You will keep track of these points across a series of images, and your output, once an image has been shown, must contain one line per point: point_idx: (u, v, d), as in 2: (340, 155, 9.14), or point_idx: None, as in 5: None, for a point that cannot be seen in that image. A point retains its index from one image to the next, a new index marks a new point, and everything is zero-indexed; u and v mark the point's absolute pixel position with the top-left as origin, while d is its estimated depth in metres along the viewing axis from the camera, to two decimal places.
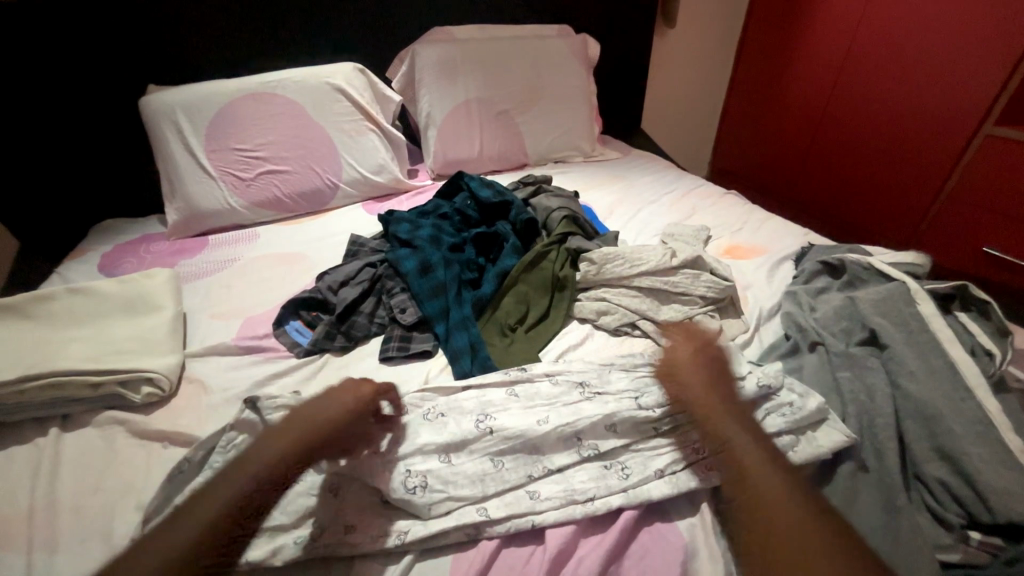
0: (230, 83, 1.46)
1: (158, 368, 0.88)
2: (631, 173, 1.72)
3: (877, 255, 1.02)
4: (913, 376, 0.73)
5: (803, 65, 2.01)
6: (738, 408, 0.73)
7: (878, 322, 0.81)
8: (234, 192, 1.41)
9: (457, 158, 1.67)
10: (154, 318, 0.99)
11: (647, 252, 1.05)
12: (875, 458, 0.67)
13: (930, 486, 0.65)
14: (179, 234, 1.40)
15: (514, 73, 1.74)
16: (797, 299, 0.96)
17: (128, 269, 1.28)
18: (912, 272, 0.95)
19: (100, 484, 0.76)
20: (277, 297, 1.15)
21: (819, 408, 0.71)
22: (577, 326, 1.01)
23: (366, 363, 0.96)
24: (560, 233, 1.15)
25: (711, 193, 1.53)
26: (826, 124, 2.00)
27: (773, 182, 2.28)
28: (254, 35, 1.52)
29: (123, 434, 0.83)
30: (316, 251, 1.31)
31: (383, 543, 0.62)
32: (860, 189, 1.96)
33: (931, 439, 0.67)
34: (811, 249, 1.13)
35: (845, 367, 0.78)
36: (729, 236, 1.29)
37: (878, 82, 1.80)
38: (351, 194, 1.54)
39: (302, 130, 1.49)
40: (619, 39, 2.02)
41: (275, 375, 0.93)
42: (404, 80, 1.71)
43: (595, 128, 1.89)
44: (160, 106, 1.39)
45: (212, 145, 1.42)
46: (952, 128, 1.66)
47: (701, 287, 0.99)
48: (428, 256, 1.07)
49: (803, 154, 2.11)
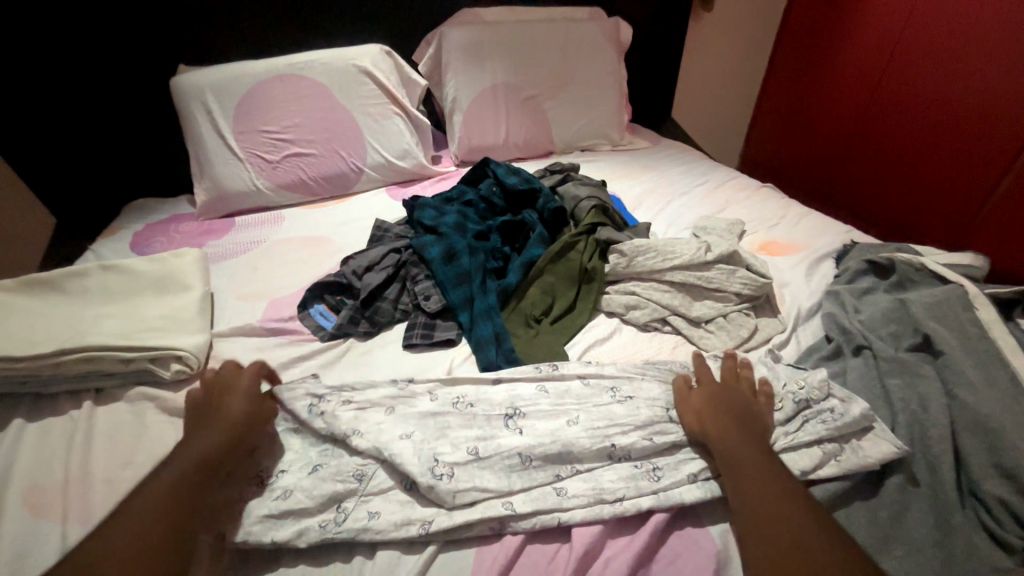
0: (259, 64, 1.45)
1: (187, 346, 0.89)
2: (661, 163, 1.66)
3: (929, 255, 0.96)
4: (971, 386, 0.68)
5: (848, 53, 1.90)
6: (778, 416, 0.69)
7: (933, 327, 0.76)
8: (261, 174, 1.42)
9: (483, 144, 1.64)
10: (183, 297, 1.01)
11: (680, 245, 1.01)
12: (927, 472, 0.64)
13: (989, 505, 0.60)
14: (207, 214, 1.41)
15: (543, 57, 1.69)
16: (840, 300, 0.91)
17: (158, 248, 1.30)
18: (969, 274, 0.89)
19: (131, 458, 0.77)
20: (301, 280, 1.15)
21: (865, 416, 0.66)
22: (604, 320, 0.98)
23: (389, 350, 0.95)
24: (589, 223, 1.12)
25: (746, 186, 1.47)
26: (870, 115, 1.89)
27: (809, 176, 2.18)
28: (282, 17, 1.51)
29: (153, 409, 0.85)
30: (340, 235, 1.31)
31: (407, 532, 0.62)
32: (905, 185, 1.86)
33: (991, 455, 0.63)
34: (855, 247, 1.07)
35: (895, 374, 0.74)
36: (765, 232, 1.23)
37: (932, 70, 1.68)
38: (376, 179, 1.53)
39: (328, 113, 1.48)
40: (652, 24, 1.95)
41: (300, 358, 0.93)
42: (431, 64, 1.68)
43: (624, 116, 1.83)
44: (191, 87, 1.39)
45: (240, 127, 1.42)
46: (1012, 122, 1.54)
47: (737, 284, 0.94)
48: (454, 243, 1.06)
49: (843, 146, 2.01)
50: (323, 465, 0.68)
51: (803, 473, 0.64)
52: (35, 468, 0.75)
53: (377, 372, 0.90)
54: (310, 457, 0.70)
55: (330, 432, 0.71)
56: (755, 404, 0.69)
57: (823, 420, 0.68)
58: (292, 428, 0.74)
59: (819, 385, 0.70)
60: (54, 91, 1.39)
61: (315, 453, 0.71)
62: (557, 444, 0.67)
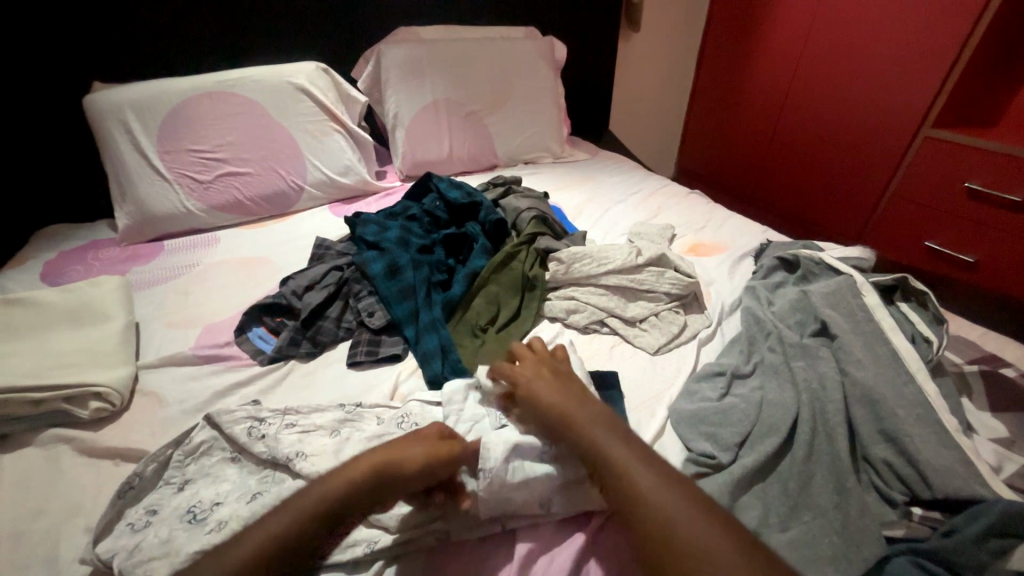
0: (185, 81, 1.40)
1: (109, 382, 0.83)
2: (600, 173, 1.74)
3: (829, 250, 1.08)
4: (860, 363, 0.78)
5: (759, 70, 2.09)
6: (696, 417, 0.78)
7: (828, 314, 0.86)
8: (191, 195, 1.35)
9: (426, 159, 1.65)
10: (104, 329, 0.94)
11: (614, 251, 1.07)
12: (828, 443, 0.71)
13: (877, 467, 0.69)
14: (131, 239, 1.33)
15: (482, 74, 1.73)
16: (756, 294, 1.01)
17: (73, 277, 1.21)
18: (860, 265, 1.02)
19: (42, 508, 0.71)
20: (239, 304, 1.10)
21: (771, 412, 0.75)
22: (547, 325, 1.01)
23: (333, 369, 0.94)
24: (529, 233, 1.16)
25: (676, 193, 1.57)
26: (783, 126, 2.08)
27: (735, 182, 2.37)
28: (209, 33, 1.46)
29: (70, 453, 0.78)
30: (281, 255, 1.27)
31: (351, 553, 0.61)
32: (815, 187, 2.05)
33: (877, 422, 0.72)
34: (770, 245, 1.19)
35: (800, 357, 0.83)
36: (694, 235, 1.33)
37: (828, 86, 1.89)
38: (317, 196, 1.50)
39: (263, 130, 1.44)
40: (585, 43, 2.06)
41: (239, 384, 0.90)
42: (370, 80, 1.69)
43: (564, 129, 1.91)
44: (108, 104, 1.31)
45: (166, 146, 1.35)
46: (896, 129, 1.75)
47: (666, 284, 1.01)
48: (397, 258, 1.06)
49: (762, 155, 2.20)
50: (260, 493, 0.67)
51: (721, 465, 0.70)
52: None
53: (321, 393, 0.88)
54: (249, 485, 0.69)
55: (271, 457, 0.70)
56: (676, 407, 0.80)
57: (715, 409, 0.78)
58: (229, 458, 0.73)
59: (724, 383, 0.82)
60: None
61: (254, 481, 0.69)
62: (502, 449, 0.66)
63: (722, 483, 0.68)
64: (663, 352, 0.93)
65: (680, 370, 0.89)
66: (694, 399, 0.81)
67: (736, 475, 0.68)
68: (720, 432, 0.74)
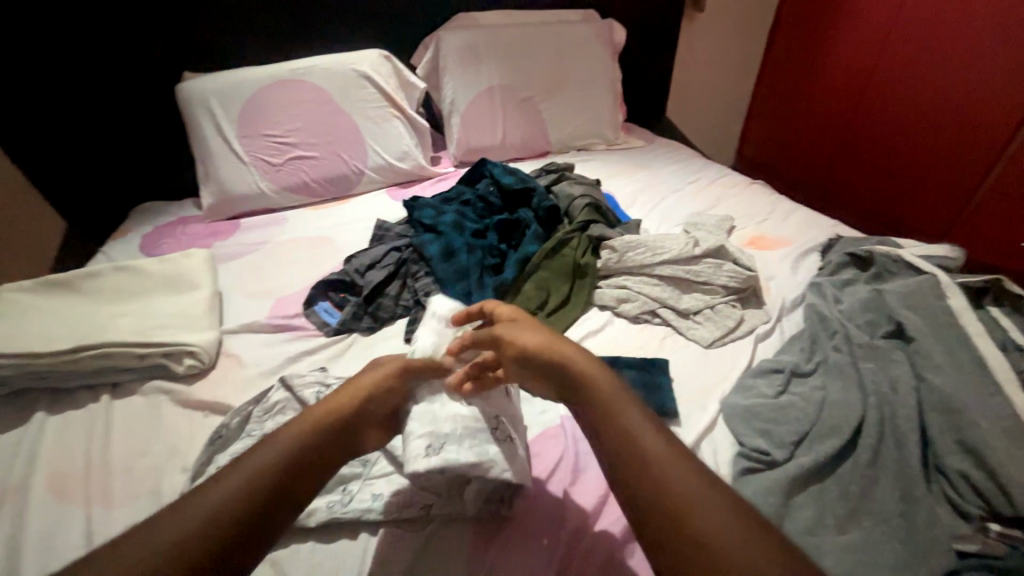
0: (262, 70, 1.50)
1: (199, 342, 0.94)
2: (656, 161, 1.70)
3: (908, 247, 1.00)
4: (938, 369, 0.73)
5: (838, 50, 1.93)
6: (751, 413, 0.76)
7: (905, 314, 0.81)
8: (265, 177, 1.46)
9: (480, 145, 1.68)
10: (194, 296, 1.05)
11: (669, 240, 1.05)
12: (897, 449, 0.68)
13: (951, 478, 0.65)
14: (214, 216, 1.45)
15: (538, 60, 1.72)
16: (821, 291, 0.96)
17: (167, 249, 1.35)
18: (945, 264, 0.94)
19: (148, 448, 0.81)
20: (307, 279, 1.19)
21: (838, 416, 0.72)
22: (596, 313, 1.02)
23: (392, 343, 0.99)
24: (582, 221, 1.16)
25: (737, 183, 1.51)
26: (861, 112, 1.93)
27: (799, 172, 2.22)
28: (282, 23, 1.55)
29: (169, 402, 0.89)
30: (343, 235, 1.35)
31: (409, 512, 0.67)
32: (894, 178, 1.90)
33: (955, 432, 0.67)
34: (840, 240, 1.12)
35: (870, 358, 0.79)
36: (754, 227, 1.27)
37: (921, 69, 1.72)
38: (376, 180, 1.57)
39: (328, 117, 1.52)
40: (645, 24, 1.98)
41: (307, 352, 0.98)
42: (429, 67, 1.72)
43: (619, 116, 1.86)
44: (197, 93, 1.44)
45: (245, 131, 1.46)
46: (998, 117, 1.59)
47: (723, 277, 0.99)
48: (452, 241, 1.11)
49: (837, 144, 2.04)
50: None
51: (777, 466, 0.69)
52: (58, 457, 0.80)
53: None
54: None
55: None
56: (728, 400, 0.79)
57: (772, 410, 0.75)
58: None
59: (782, 380, 0.80)
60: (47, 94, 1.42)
61: None
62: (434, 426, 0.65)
63: (776, 481, 0.67)
64: (717, 346, 0.91)
65: (736, 365, 0.87)
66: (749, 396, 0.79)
67: (791, 473, 0.67)
68: (772, 433, 0.73)
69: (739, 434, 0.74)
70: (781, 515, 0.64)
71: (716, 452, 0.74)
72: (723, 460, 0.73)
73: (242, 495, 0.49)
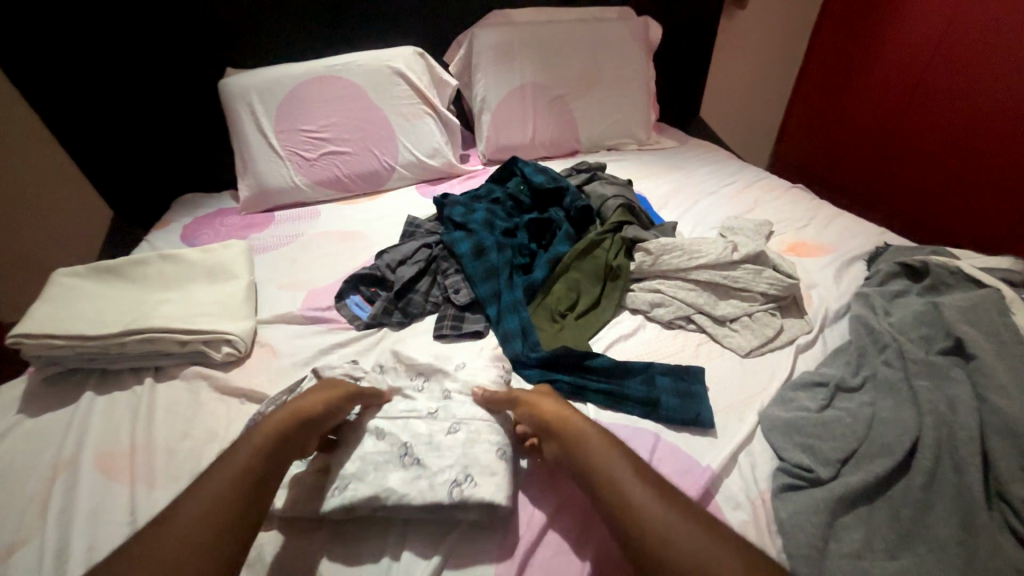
0: (300, 67, 1.53)
1: (236, 331, 0.96)
2: (689, 163, 1.66)
3: (965, 258, 0.94)
4: (1002, 391, 0.68)
5: (887, 50, 1.85)
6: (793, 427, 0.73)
7: (965, 330, 0.76)
8: (299, 171, 1.49)
9: (510, 143, 1.67)
10: (231, 286, 1.08)
11: (707, 245, 1.02)
12: (955, 473, 0.64)
13: (1016, 507, 0.60)
14: (250, 208, 1.49)
15: (572, 58, 1.70)
16: (869, 301, 0.92)
17: (206, 239, 1.39)
18: (1008, 278, 0.88)
19: (187, 431, 0.84)
20: (339, 273, 1.21)
21: (889, 436, 0.68)
22: (628, 316, 0.99)
23: (421, 339, 1.00)
24: (615, 222, 1.14)
25: (776, 187, 1.45)
26: (910, 115, 1.83)
27: (840, 177, 2.13)
28: (320, 21, 1.58)
29: (207, 388, 0.92)
30: (374, 230, 1.37)
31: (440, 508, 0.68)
32: (944, 186, 1.80)
33: (1021, 459, 0.63)
34: (888, 249, 1.06)
35: (924, 375, 0.74)
36: (794, 232, 1.22)
37: (977, 71, 1.63)
38: (407, 176, 1.58)
39: (362, 113, 1.54)
40: (682, 22, 1.93)
41: (339, 345, 0.99)
42: (462, 64, 1.72)
43: (652, 115, 1.83)
44: (238, 88, 1.48)
45: (282, 126, 1.49)
46: None
47: (763, 284, 0.95)
48: (483, 239, 1.10)
49: (883, 149, 1.95)
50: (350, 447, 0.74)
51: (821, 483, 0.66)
52: (104, 436, 0.83)
53: None
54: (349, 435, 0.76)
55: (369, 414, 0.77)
56: (769, 412, 0.76)
57: (816, 425, 0.72)
58: None
59: (826, 394, 0.77)
60: (98, 87, 1.48)
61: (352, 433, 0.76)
62: (357, 458, 0.72)
63: (820, 499, 0.64)
64: (755, 355, 0.88)
65: (776, 376, 0.84)
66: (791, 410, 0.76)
67: (837, 493, 0.64)
68: (816, 449, 0.70)
69: (780, 448, 0.71)
70: (825, 537, 0.61)
71: (755, 465, 0.71)
72: (762, 473, 0.70)
73: (222, 498, 0.58)
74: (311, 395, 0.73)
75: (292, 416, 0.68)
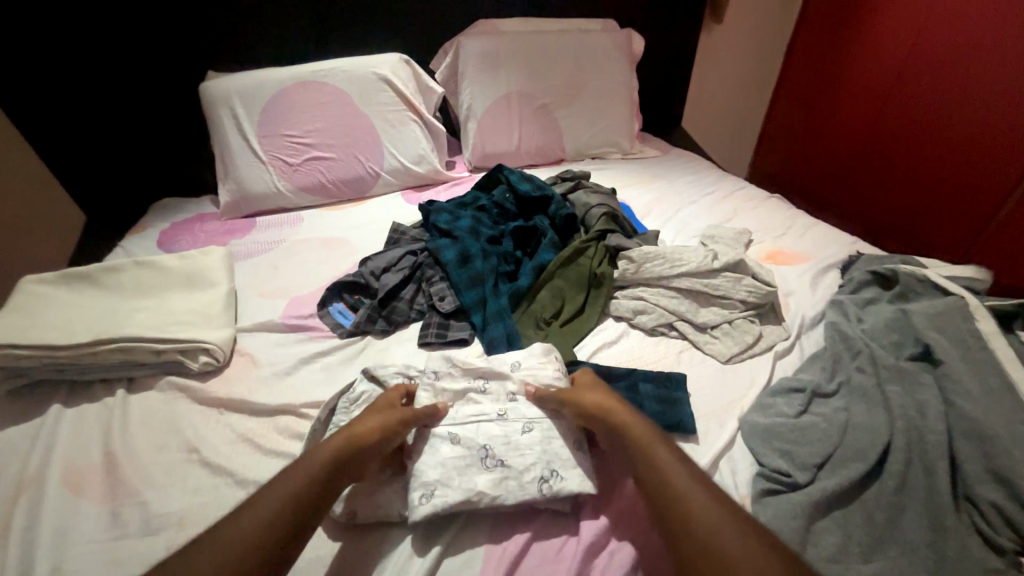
0: (283, 72, 1.51)
1: (214, 340, 0.94)
2: (671, 172, 1.69)
3: (933, 267, 0.98)
4: (968, 396, 0.71)
5: (858, 66, 1.92)
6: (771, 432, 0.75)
7: (933, 337, 0.79)
8: (282, 176, 1.47)
9: (496, 151, 1.68)
10: (210, 293, 1.06)
11: (688, 253, 1.04)
12: (925, 476, 0.66)
13: (983, 509, 0.63)
14: (231, 214, 1.47)
15: (556, 68, 1.73)
16: (843, 309, 0.95)
17: (184, 245, 1.36)
18: (972, 286, 0.92)
19: (163, 444, 0.82)
20: (322, 280, 1.19)
21: (861, 440, 0.70)
22: (612, 324, 1.01)
23: (406, 347, 0.99)
24: (599, 230, 1.15)
25: (754, 197, 1.49)
26: (881, 128, 1.90)
27: (816, 187, 2.20)
28: (305, 27, 1.57)
29: (183, 398, 0.90)
30: (358, 237, 1.36)
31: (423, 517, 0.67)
32: (914, 195, 1.86)
33: (987, 461, 0.65)
34: (861, 258, 1.10)
35: (895, 381, 0.77)
36: (772, 241, 1.26)
37: (942, 87, 1.70)
38: (392, 182, 1.57)
39: (346, 119, 1.53)
40: (664, 36, 1.98)
41: (321, 354, 0.98)
42: (448, 72, 1.73)
43: (635, 125, 1.86)
44: (220, 93, 1.46)
45: (264, 131, 1.47)
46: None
47: (742, 291, 0.98)
48: (468, 247, 1.10)
49: (856, 160, 2.02)
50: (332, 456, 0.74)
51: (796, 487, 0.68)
52: (74, 450, 0.80)
53: None
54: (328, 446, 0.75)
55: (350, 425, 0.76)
56: (748, 418, 0.78)
57: (793, 430, 0.74)
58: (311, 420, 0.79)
59: (803, 400, 0.79)
60: (74, 90, 1.45)
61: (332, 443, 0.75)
62: (437, 463, 0.70)
63: (798, 504, 0.65)
64: (735, 362, 0.90)
65: (754, 382, 0.85)
66: (768, 416, 0.78)
67: (813, 498, 0.66)
68: (793, 455, 0.71)
69: (758, 453, 0.73)
70: (803, 541, 0.63)
71: (735, 471, 0.72)
72: (742, 478, 0.72)
73: (273, 521, 0.57)
74: (370, 416, 0.71)
75: (358, 436, 0.67)
